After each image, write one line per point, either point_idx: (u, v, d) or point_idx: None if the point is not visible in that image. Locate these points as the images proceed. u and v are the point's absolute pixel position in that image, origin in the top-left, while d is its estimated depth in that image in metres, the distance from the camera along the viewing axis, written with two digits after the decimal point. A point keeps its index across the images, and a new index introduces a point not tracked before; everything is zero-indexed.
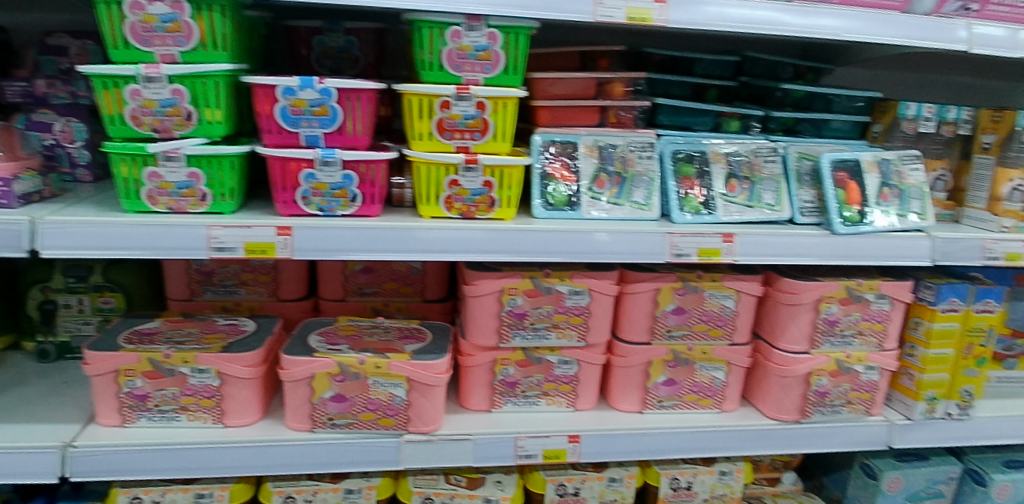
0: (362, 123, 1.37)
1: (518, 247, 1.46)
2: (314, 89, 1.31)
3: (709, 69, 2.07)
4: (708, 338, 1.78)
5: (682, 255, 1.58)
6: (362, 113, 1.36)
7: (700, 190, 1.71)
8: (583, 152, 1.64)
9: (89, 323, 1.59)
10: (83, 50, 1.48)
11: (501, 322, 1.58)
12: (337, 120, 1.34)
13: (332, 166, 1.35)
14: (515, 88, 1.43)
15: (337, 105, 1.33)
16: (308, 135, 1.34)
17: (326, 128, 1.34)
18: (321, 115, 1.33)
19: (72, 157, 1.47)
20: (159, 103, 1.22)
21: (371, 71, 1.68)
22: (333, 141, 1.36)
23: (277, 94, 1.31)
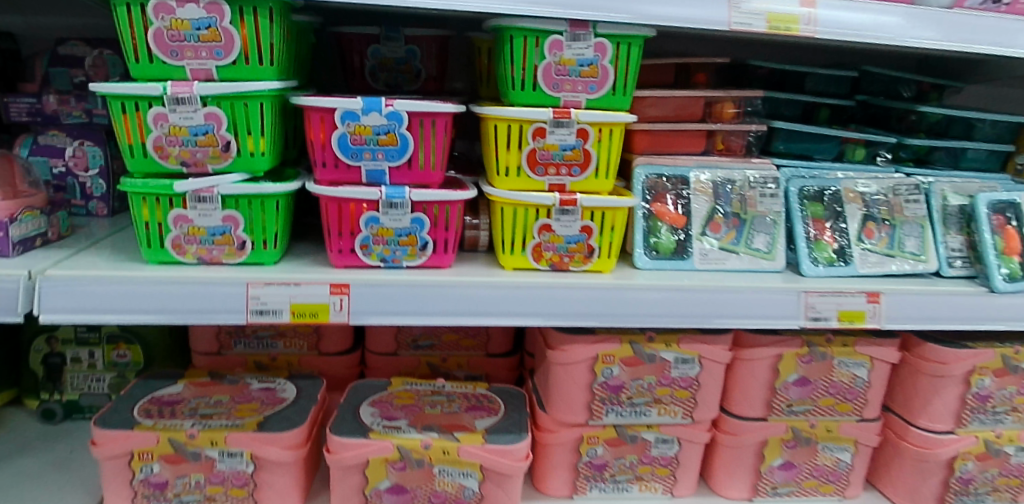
0: (437, 155, 1.10)
1: (621, 308, 1.18)
2: (380, 114, 1.04)
3: (823, 85, 1.76)
4: (834, 414, 1.48)
5: (820, 318, 1.28)
6: (438, 143, 1.09)
7: (832, 234, 1.42)
8: (695, 188, 1.35)
9: (102, 381, 1.34)
10: (100, 61, 1.27)
11: (593, 397, 1.29)
12: (406, 151, 1.07)
13: (399, 207, 1.08)
14: (623, 111, 1.15)
15: (409, 133, 1.06)
16: (370, 170, 1.08)
17: (393, 162, 1.07)
18: (387, 145, 1.06)
19: (85, 187, 1.27)
20: (190, 130, 0.97)
21: (432, 87, 1.42)
22: (400, 177, 1.09)
23: (335, 119, 1.04)
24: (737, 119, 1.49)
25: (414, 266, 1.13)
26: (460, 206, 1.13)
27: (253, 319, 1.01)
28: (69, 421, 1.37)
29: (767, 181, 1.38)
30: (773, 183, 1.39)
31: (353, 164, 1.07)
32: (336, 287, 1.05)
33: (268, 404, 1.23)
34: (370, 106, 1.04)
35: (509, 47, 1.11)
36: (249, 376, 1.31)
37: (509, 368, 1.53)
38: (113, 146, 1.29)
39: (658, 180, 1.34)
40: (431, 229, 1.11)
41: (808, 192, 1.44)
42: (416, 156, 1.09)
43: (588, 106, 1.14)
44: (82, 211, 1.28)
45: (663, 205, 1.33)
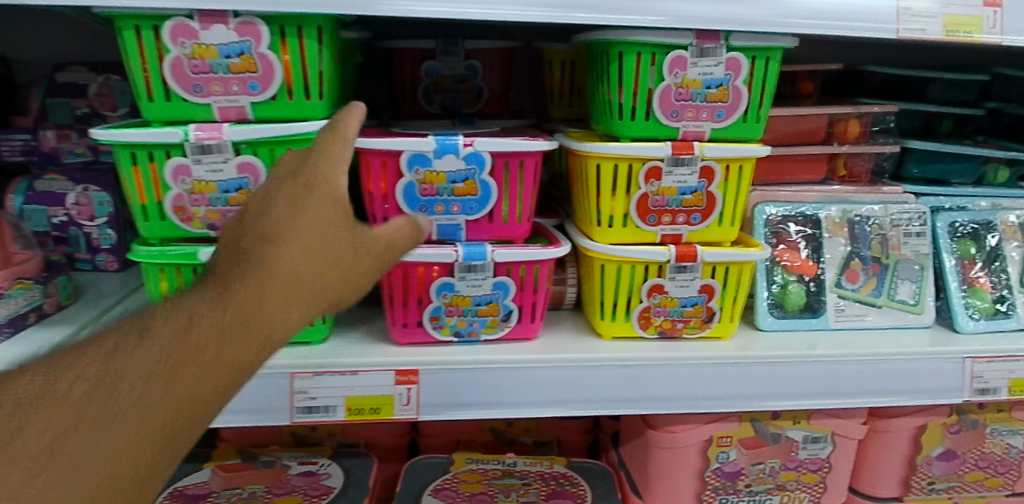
0: (524, 205, 0.88)
1: (747, 388, 0.95)
2: (457, 157, 0.82)
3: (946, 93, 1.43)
4: (982, 491, 1.21)
5: (987, 390, 1.04)
6: (525, 190, 0.87)
7: (988, 280, 1.19)
8: (828, 229, 1.15)
9: None
10: (106, 89, 1.12)
11: (704, 486, 1.06)
12: (488, 202, 0.85)
13: (477, 272, 0.87)
14: (755, 143, 0.92)
15: (491, 180, 0.84)
16: (442, 226, 0.86)
17: (471, 216, 0.86)
18: (464, 195, 0.85)
19: (91, 238, 1.11)
20: (219, 186, 0.75)
21: (495, 107, 1.18)
22: (478, 232, 0.88)
23: (400, 164, 0.82)
24: (863, 137, 1.23)
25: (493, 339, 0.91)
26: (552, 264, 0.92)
27: (299, 419, 0.82)
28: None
29: (914, 217, 1.16)
30: (920, 220, 1.16)
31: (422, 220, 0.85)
32: (403, 375, 0.84)
33: (312, 497, 0.99)
34: (444, 148, 0.82)
35: (614, 66, 0.88)
36: (285, 454, 1.07)
37: (583, 430, 1.24)
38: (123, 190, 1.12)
39: (781, 221, 1.15)
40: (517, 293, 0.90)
41: (960, 228, 1.22)
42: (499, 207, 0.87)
43: (711, 138, 0.90)
44: (88, 266, 1.12)
45: (792, 252, 1.13)
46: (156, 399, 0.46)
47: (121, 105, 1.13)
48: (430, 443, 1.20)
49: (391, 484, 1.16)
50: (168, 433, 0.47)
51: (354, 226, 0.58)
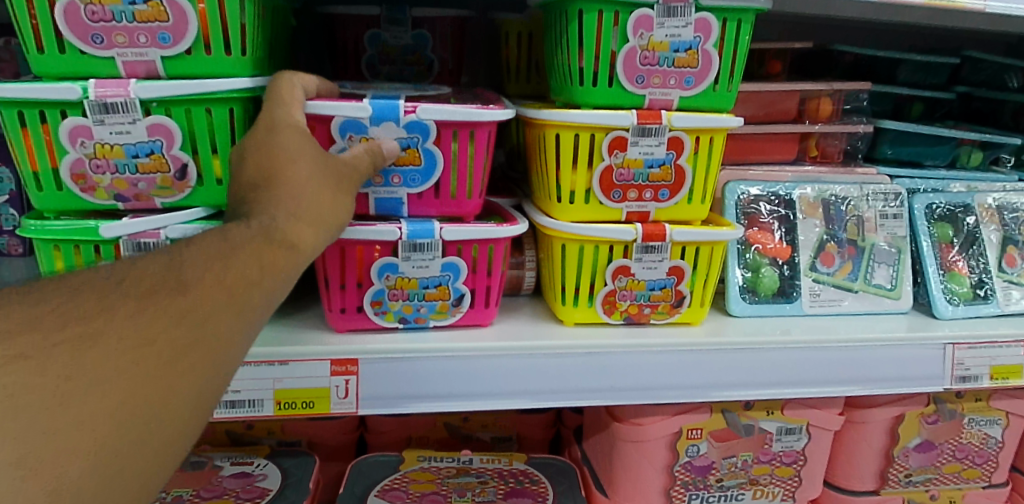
0: (473, 179, 0.80)
1: (717, 377, 0.88)
2: (399, 124, 0.74)
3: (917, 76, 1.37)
4: (960, 482, 1.17)
5: (968, 378, 0.99)
6: (474, 163, 0.79)
7: (966, 264, 1.15)
8: (800, 209, 1.09)
9: None
10: (8, 54, 1.01)
11: (674, 481, 1.00)
12: (432, 174, 0.78)
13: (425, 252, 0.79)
14: (727, 113, 0.85)
15: (437, 150, 0.77)
16: (381, 199, 0.78)
17: (412, 189, 0.78)
18: (406, 165, 0.77)
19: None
20: (126, 150, 0.67)
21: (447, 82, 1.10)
22: (421, 207, 0.80)
23: (334, 130, 0.74)
24: (836, 116, 1.17)
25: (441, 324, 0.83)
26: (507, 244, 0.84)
27: (222, 414, 0.75)
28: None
29: (890, 198, 1.11)
30: (897, 200, 1.11)
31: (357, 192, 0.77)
32: (340, 365, 0.76)
33: (246, 501, 0.90)
34: (382, 112, 0.74)
35: (572, 26, 0.81)
36: (218, 454, 0.98)
37: (545, 425, 1.17)
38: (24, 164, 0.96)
39: (753, 201, 1.09)
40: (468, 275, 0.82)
41: (937, 210, 1.18)
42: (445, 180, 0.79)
43: (680, 106, 0.84)
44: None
45: (764, 233, 1.08)
46: (190, 316, 0.47)
47: (25, 72, 1.02)
48: (380, 441, 1.12)
49: (337, 485, 1.08)
50: (206, 359, 0.48)
51: (329, 182, 0.65)
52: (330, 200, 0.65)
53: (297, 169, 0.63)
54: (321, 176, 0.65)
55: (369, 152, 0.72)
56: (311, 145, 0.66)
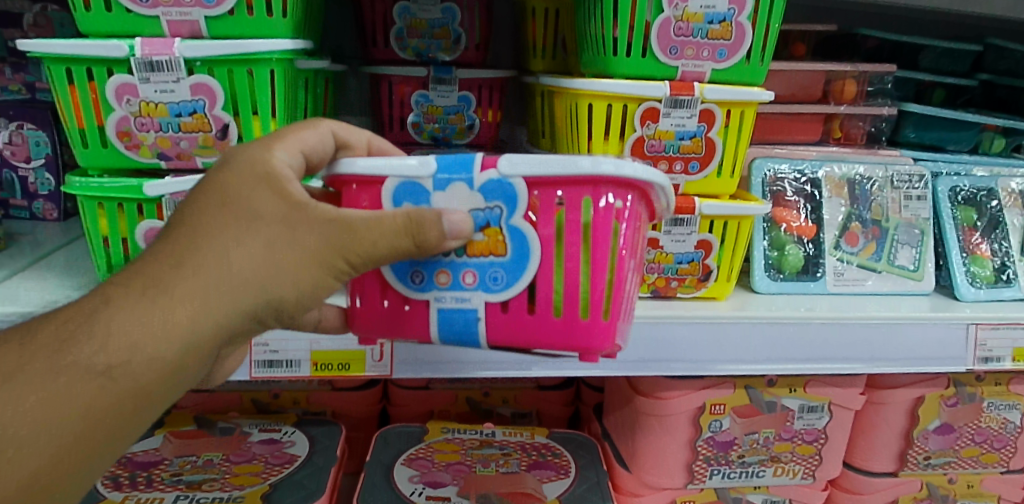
0: (580, 286, 0.62)
1: (738, 351, 0.89)
2: (470, 188, 0.59)
3: (940, 62, 1.35)
4: (978, 467, 1.16)
5: (990, 359, 0.99)
6: (584, 260, 0.61)
7: (989, 248, 1.15)
8: (826, 188, 1.09)
9: None
10: (43, 19, 1.03)
11: (696, 456, 1.01)
12: (522, 270, 0.61)
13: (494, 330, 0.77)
14: (758, 87, 0.85)
15: (528, 228, 0.60)
16: (445, 310, 0.63)
17: (491, 293, 0.61)
18: (484, 255, 0.61)
19: (27, 182, 1.09)
20: (170, 109, 0.70)
21: (474, 57, 1.11)
22: (505, 325, 0.63)
23: (391, 198, 0.61)
24: (860, 98, 1.17)
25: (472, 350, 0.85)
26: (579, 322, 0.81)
27: (259, 374, 0.76)
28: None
29: (914, 180, 1.11)
30: (921, 182, 1.11)
31: (416, 298, 0.63)
32: None
33: (274, 466, 0.91)
34: (451, 169, 0.59)
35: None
36: (247, 421, 1.00)
37: (565, 402, 1.18)
38: (61, 130, 1.09)
39: (779, 179, 1.09)
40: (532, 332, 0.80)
41: (961, 193, 1.18)
42: (541, 284, 0.62)
43: (712, 79, 0.84)
44: (25, 213, 1.10)
45: (789, 211, 1.08)
46: None
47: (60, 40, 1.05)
48: (402, 414, 1.13)
49: (360, 456, 1.09)
50: None
51: (271, 268, 0.50)
52: (234, 278, 0.49)
53: (202, 240, 0.49)
54: (228, 238, 0.50)
55: (403, 223, 0.54)
56: (253, 193, 0.51)
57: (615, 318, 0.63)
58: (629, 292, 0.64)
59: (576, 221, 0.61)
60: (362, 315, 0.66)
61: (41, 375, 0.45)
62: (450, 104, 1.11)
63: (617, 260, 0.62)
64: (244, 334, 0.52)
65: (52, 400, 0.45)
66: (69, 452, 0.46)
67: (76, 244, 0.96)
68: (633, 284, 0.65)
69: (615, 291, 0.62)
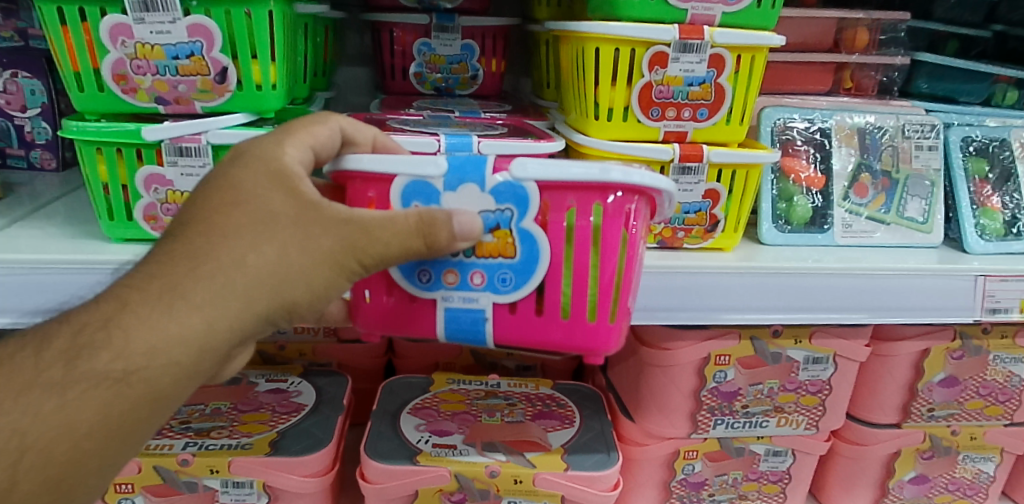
0: (587, 289, 0.65)
1: (743, 300, 0.88)
2: (482, 190, 0.62)
3: (956, 11, 1.31)
4: (981, 419, 1.16)
5: (997, 310, 0.98)
6: (591, 263, 0.64)
7: (1000, 200, 1.13)
8: (836, 138, 1.08)
9: None
10: None
11: (700, 406, 1.01)
12: (529, 272, 0.64)
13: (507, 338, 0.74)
14: (770, 31, 0.83)
15: (538, 233, 0.63)
16: (454, 309, 0.65)
17: (500, 293, 0.64)
18: (493, 256, 0.63)
19: (24, 131, 1.09)
20: (166, 51, 0.68)
21: (477, 4, 1.08)
22: (513, 325, 0.66)
23: (403, 195, 0.63)
24: (873, 47, 1.14)
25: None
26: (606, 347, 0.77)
27: None
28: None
29: (926, 129, 1.08)
30: (933, 132, 1.09)
31: (426, 296, 0.65)
32: None
33: (281, 414, 0.92)
34: (465, 173, 0.62)
35: None
36: (253, 372, 1.01)
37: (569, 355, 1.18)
38: (57, 78, 1.07)
39: (788, 128, 1.07)
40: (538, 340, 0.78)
41: (973, 144, 1.16)
42: (550, 284, 0.65)
43: (722, 23, 0.82)
44: (23, 163, 1.10)
45: (797, 161, 1.06)
46: None
47: None
48: (407, 366, 1.14)
49: (366, 407, 1.10)
50: None
51: (284, 268, 0.52)
52: (246, 282, 0.51)
53: (217, 241, 0.51)
54: (245, 239, 0.51)
55: (418, 222, 0.56)
56: (268, 194, 0.53)
57: (618, 321, 0.66)
58: (631, 296, 0.67)
59: (584, 225, 0.63)
60: (369, 311, 0.67)
61: (59, 384, 0.46)
62: (453, 52, 1.09)
63: (622, 266, 0.65)
64: (255, 336, 0.53)
65: (71, 409, 0.46)
66: (88, 451, 0.47)
67: (77, 195, 0.95)
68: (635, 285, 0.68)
69: (618, 295, 0.66)
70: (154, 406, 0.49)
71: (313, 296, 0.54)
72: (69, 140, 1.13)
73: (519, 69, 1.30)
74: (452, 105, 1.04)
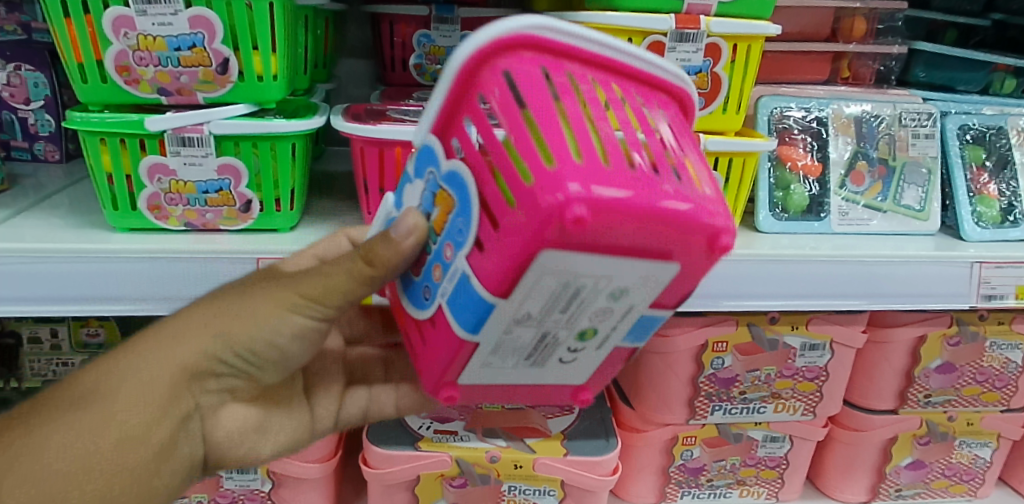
0: (568, 146, 0.38)
1: (740, 287, 0.89)
2: (415, 180, 0.48)
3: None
4: (978, 405, 1.17)
5: (993, 297, 0.99)
6: (532, 129, 0.39)
7: (997, 188, 1.14)
8: (834, 127, 1.08)
9: (69, 364, 1.12)
10: None
11: (698, 392, 1.03)
12: (469, 208, 0.42)
13: (551, 304, 0.43)
14: (765, 21, 0.84)
15: (464, 165, 0.42)
16: (450, 296, 0.45)
17: (465, 246, 0.43)
18: (447, 215, 0.44)
19: (27, 124, 1.10)
20: (168, 43, 0.69)
21: None
22: (495, 268, 0.40)
23: None
24: (870, 36, 1.15)
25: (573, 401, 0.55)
26: (707, 236, 0.40)
27: None
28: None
29: (923, 117, 1.09)
30: (930, 120, 1.09)
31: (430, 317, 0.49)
32: None
33: None
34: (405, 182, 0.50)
35: None
36: None
37: None
38: (60, 71, 1.09)
39: (785, 117, 1.08)
40: (597, 283, 0.42)
41: (970, 132, 1.16)
42: (496, 208, 0.40)
43: (718, 13, 0.83)
44: (27, 155, 1.11)
45: (794, 150, 1.07)
46: None
47: None
48: None
49: None
50: None
51: (229, 309, 0.54)
52: (193, 319, 0.54)
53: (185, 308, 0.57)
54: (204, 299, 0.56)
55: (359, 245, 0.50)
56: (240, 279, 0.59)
57: (645, 164, 0.40)
58: (647, 131, 0.42)
59: (503, 103, 0.40)
60: (421, 359, 0.51)
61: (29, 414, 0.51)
62: (452, 44, 1.08)
63: (598, 99, 0.41)
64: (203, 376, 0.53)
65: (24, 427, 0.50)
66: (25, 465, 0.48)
67: (81, 186, 0.97)
68: (649, 124, 0.43)
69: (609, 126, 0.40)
70: (93, 429, 0.50)
71: (258, 330, 0.53)
72: (73, 133, 1.15)
73: None
74: None
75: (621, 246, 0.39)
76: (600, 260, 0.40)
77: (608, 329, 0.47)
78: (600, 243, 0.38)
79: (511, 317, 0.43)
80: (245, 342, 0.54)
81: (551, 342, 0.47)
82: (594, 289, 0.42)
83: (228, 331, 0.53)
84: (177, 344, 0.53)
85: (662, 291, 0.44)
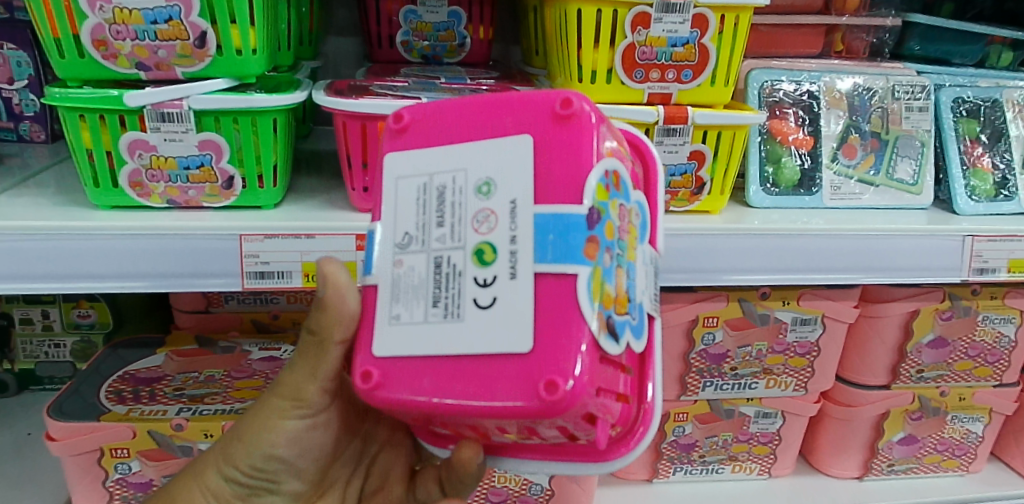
0: None
1: (730, 261, 0.89)
2: None
3: None
4: (971, 380, 1.17)
5: (985, 270, 0.98)
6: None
7: (991, 161, 1.13)
8: (825, 100, 1.07)
9: (60, 346, 1.12)
10: None
11: (689, 368, 1.03)
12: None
13: (428, 215, 0.54)
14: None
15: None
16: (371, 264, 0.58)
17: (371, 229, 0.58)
18: None
19: (11, 103, 1.09)
20: (144, 16, 0.69)
21: None
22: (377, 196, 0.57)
23: None
24: (863, 8, 1.13)
25: (539, 406, 0.48)
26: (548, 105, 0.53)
27: (252, 285, 0.74)
28: (28, 392, 1.17)
29: (916, 90, 1.08)
30: (923, 92, 1.08)
31: None
32: (366, 240, 0.76)
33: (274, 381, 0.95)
34: None
35: None
36: (247, 341, 1.03)
37: None
38: (43, 50, 1.08)
39: (776, 90, 1.07)
40: (454, 179, 0.54)
41: (965, 105, 1.15)
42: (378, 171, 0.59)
43: None
44: (13, 136, 1.11)
45: (785, 123, 1.06)
46: None
47: None
48: None
49: None
50: None
51: (233, 435, 0.63)
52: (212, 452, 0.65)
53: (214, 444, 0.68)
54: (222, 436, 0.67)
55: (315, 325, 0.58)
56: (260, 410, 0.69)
57: None
58: None
59: None
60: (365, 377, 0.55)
61: None
62: (440, 20, 1.09)
63: None
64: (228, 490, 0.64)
65: None
66: None
67: (65, 165, 0.96)
68: None
69: None
70: None
71: (254, 448, 0.62)
72: (59, 113, 1.14)
73: (508, 37, 1.30)
74: (439, 72, 1.04)
75: (459, 134, 0.55)
76: (449, 154, 0.55)
77: (505, 242, 0.51)
78: (437, 137, 0.56)
79: (393, 240, 0.55)
80: (247, 460, 0.62)
81: (450, 272, 0.52)
82: (456, 187, 0.53)
83: (231, 452, 0.63)
84: (204, 473, 0.64)
85: (533, 170, 0.52)
